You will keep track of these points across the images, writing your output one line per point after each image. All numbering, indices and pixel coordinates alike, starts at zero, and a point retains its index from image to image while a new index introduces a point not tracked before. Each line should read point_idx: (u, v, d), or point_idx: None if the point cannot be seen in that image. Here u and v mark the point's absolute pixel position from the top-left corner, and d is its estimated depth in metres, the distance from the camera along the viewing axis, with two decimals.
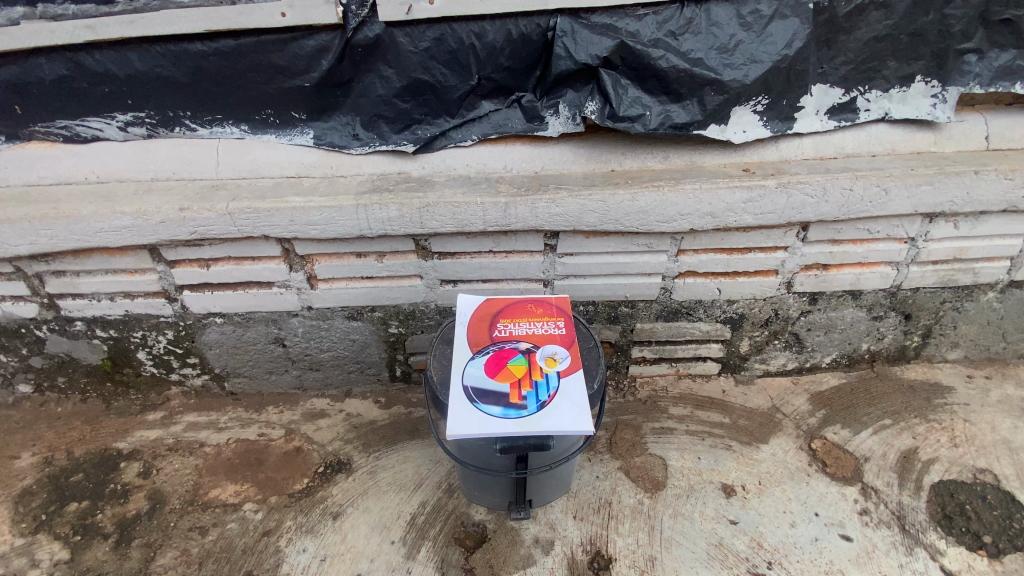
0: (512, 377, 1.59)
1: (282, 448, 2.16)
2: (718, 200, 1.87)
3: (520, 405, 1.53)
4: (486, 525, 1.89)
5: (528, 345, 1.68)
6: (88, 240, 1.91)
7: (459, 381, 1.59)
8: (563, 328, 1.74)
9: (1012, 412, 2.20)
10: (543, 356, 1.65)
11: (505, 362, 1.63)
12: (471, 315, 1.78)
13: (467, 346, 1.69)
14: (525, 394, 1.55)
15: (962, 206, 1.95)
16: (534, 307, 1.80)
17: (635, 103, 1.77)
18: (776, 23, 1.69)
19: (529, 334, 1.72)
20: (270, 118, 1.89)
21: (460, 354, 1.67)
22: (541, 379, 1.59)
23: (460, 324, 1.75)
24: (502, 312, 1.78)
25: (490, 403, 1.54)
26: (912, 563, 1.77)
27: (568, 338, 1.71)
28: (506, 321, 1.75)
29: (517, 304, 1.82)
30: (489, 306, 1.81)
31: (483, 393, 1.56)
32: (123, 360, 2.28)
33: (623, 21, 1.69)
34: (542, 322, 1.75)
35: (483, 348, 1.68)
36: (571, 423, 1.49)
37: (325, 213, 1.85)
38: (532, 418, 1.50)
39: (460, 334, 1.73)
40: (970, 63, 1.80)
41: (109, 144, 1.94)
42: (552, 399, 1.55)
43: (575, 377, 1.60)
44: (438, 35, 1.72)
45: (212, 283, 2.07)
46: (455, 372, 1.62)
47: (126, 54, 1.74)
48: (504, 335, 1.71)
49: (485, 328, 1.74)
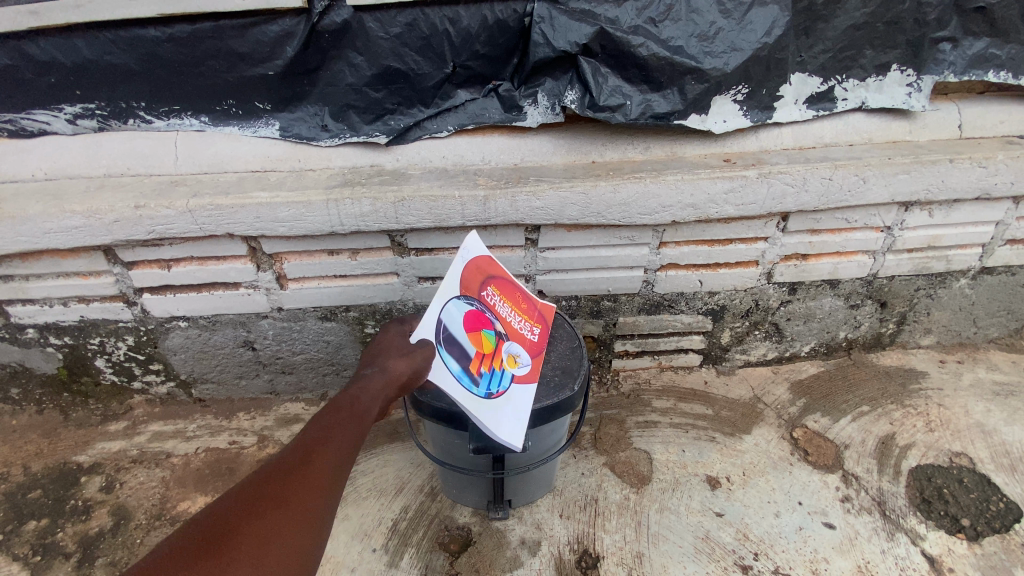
0: (477, 347, 1.53)
1: (255, 456, 2.06)
2: (700, 191, 1.84)
3: (472, 380, 1.50)
4: (471, 528, 1.84)
5: (503, 331, 1.57)
6: (35, 241, 1.78)
7: (434, 313, 1.51)
8: (537, 336, 1.62)
9: (984, 396, 2.25)
10: (510, 351, 1.56)
11: (480, 329, 1.55)
12: (476, 253, 1.54)
13: (456, 281, 1.53)
14: (480, 372, 1.51)
15: (937, 194, 1.97)
16: (525, 295, 1.64)
17: (615, 93, 1.73)
18: (755, 11, 1.66)
19: (507, 321, 1.58)
20: (232, 109, 1.78)
21: (449, 282, 1.53)
22: (497, 371, 1.53)
23: (464, 252, 1.54)
24: (498, 276, 1.59)
25: (450, 359, 1.50)
26: (894, 549, 1.79)
27: (536, 350, 1.59)
28: (497, 289, 1.58)
29: (516, 280, 1.63)
30: (493, 260, 1.60)
31: (451, 342, 1.51)
32: (80, 368, 2.15)
33: (602, 7, 1.63)
34: (523, 318, 1.61)
35: (467, 297, 1.55)
36: (504, 431, 1.46)
37: (293, 209, 1.76)
38: (473, 399, 1.47)
39: (457, 261, 1.53)
40: (944, 51, 1.81)
41: (57, 138, 1.81)
42: (499, 395, 1.51)
43: (528, 389, 1.54)
44: (409, 20, 1.63)
45: (174, 285, 1.96)
46: (438, 296, 1.52)
47: (72, 41, 1.61)
48: (490, 303, 1.56)
49: (477, 276, 1.55)
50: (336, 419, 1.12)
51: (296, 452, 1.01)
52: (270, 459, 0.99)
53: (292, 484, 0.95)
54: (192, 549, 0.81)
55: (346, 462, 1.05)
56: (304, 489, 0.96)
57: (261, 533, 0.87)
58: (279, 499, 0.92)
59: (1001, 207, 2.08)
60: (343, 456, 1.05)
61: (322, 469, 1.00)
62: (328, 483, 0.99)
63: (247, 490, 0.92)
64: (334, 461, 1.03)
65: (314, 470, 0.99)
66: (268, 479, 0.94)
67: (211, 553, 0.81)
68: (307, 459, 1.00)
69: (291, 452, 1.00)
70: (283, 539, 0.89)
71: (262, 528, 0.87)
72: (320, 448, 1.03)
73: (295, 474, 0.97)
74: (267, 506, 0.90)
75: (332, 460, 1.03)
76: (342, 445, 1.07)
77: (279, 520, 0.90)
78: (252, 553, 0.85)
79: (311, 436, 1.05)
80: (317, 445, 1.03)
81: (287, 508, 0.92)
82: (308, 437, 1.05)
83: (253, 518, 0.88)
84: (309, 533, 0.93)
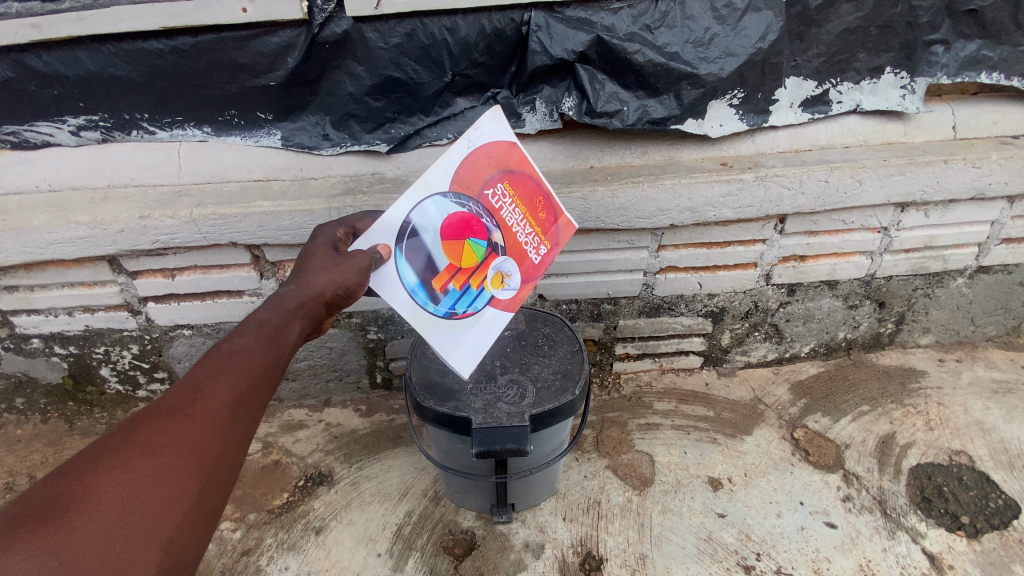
0: (456, 257, 1.35)
1: (259, 462, 2.07)
2: (697, 195, 1.87)
3: (432, 296, 1.34)
4: (475, 532, 1.85)
5: (498, 242, 1.37)
6: (41, 252, 1.80)
7: (408, 206, 1.32)
8: (543, 256, 1.40)
9: (983, 394, 2.26)
10: (497, 269, 1.38)
11: (463, 237, 1.35)
12: (479, 145, 1.33)
13: (446, 174, 1.33)
14: (448, 289, 1.35)
15: (933, 195, 1.99)
16: (541, 203, 1.38)
17: (612, 99, 1.75)
18: (750, 16, 1.68)
19: (507, 228, 1.38)
20: (234, 119, 1.80)
21: (431, 174, 1.32)
22: (474, 287, 1.37)
23: (463, 142, 1.32)
24: (508, 173, 1.36)
25: (409, 268, 1.33)
26: (895, 547, 1.80)
27: (533, 275, 1.40)
28: (505, 188, 1.36)
29: (534, 182, 1.37)
30: (506, 153, 1.35)
31: (414, 246, 1.33)
32: (85, 377, 2.17)
33: (598, 15, 1.66)
34: (532, 232, 1.39)
35: (458, 194, 1.34)
36: (457, 355, 1.35)
37: (296, 217, 1.79)
38: (428, 315, 1.34)
39: (452, 150, 1.32)
40: (937, 54, 1.83)
41: (61, 150, 1.83)
42: (465, 315, 1.37)
43: (503, 316, 1.39)
44: (408, 30, 1.65)
45: (178, 294, 1.98)
46: (413, 189, 1.32)
47: (76, 54, 1.63)
48: (490, 206, 1.36)
49: (479, 172, 1.34)
50: (235, 349, 1.03)
51: (183, 393, 0.94)
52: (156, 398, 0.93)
53: (172, 428, 0.90)
54: (55, 497, 0.79)
55: (244, 402, 0.98)
56: (188, 433, 0.90)
57: (136, 480, 0.84)
58: (158, 441, 0.87)
59: (996, 207, 2.10)
60: (240, 397, 0.98)
61: (210, 406, 0.94)
62: (218, 426, 0.93)
63: (121, 433, 0.87)
64: (226, 397, 0.96)
65: (202, 408, 0.93)
66: (146, 420, 0.89)
67: (76, 500, 0.80)
68: (193, 398, 0.94)
69: (176, 390, 0.94)
70: (159, 488, 0.85)
71: (136, 474, 0.84)
72: (208, 388, 0.95)
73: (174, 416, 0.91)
74: (145, 448, 0.86)
75: (224, 397, 0.96)
76: (239, 379, 0.99)
77: (158, 464, 0.86)
78: (127, 501, 0.82)
79: (202, 372, 0.97)
80: (204, 382, 0.96)
81: (168, 450, 0.87)
82: (198, 373, 0.97)
83: (125, 463, 0.84)
84: (203, 473, 0.90)
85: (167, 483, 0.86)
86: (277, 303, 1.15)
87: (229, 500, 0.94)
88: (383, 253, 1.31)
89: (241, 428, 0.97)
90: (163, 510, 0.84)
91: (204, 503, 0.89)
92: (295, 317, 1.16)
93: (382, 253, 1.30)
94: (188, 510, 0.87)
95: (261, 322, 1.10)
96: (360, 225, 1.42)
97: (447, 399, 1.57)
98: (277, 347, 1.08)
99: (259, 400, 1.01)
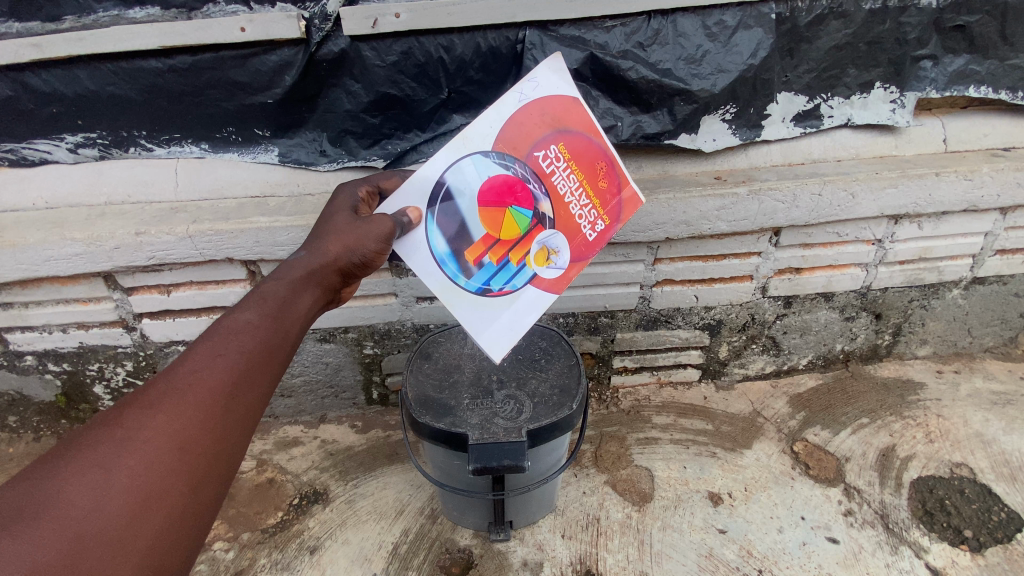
0: (498, 227, 1.28)
1: (254, 480, 2.04)
2: (692, 208, 1.88)
3: (464, 269, 1.28)
4: (472, 550, 1.82)
5: (547, 213, 1.29)
6: (36, 269, 1.80)
7: (448, 166, 1.25)
8: (598, 232, 1.32)
9: (982, 406, 2.25)
10: (541, 244, 1.30)
11: (504, 206, 1.28)
12: (532, 101, 1.25)
13: (494, 131, 1.25)
14: (483, 263, 1.28)
15: (926, 207, 2.01)
16: (600, 170, 1.29)
17: (607, 115, 1.77)
18: (740, 34, 1.71)
19: (560, 196, 1.29)
20: (232, 136, 1.81)
21: (476, 130, 1.25)
22: (513, 263, 1.30)
23: (514, 97, 1.24)
24: (565, 137, 1.27)
25: (438, 236, 1.27)
26: (898, 562, 1.77)
27: (585, 253, 1.32)
28: (559, 151, 1.28)
29: (594, 148, 1.28)
30: (564, 113, 1.27)
31: (448, 212, 1.27)
32: (78, 395, 2.15)
33: (591, 33, 1.68)
34: (588, 203, 1.31)
35: (506, 155, 1.26)
36: (489, 334, 1.29)
37: (293, 233, 1.80)
38: (457, 289, 1.28)
39: (503, 105, 1.24)
40: (926, 69, 1.86)
41: (58, 167, 1.84)
42: (500, 291, 1.29)
43: (542, 296, 1.31)
44: (405, 48, 1.67)
45: (174, 309, 1.98)
46: (453, 146, 1.25)
47: (76, 73, 1.64)
48: (540, 171, 1.28)
49: (532, 132, 1.26)
50: (234, 328, 0.97)
51: (172, 380, 0.89)
52: (146, 385, 0.89)
53: (157, 421, 0.84)
54: (30, 494, 0.76)
55: (243, 390, 0.93)
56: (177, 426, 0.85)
57: (118, 475, 0.79)
58: (144, 431, 0.83)
59: (988, 218, 2.12)
60: (235, 384, 0.92)
61: (202, 392, 0.89)
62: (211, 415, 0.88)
63: (106, 423, 0.83)
64: (220, 383, 0.91)
65: (193, 395, 0.88)
66: (132, 410, 0.85)
67: (49, 500, 0.75)
68: (182, 384, 0.88)
69: (164, 376, 0.89)
70: (145, 486, 0.80)
71: (116, 470, 0.79)
72: (200, 373, 0.90)
73: (162, 406, 0.85)
74: (127, 439, 0.81)
75: (219, 382, 0.91)
76: (236, 361, 0.94)
77: (142, 457, 0.81)
78: (106, 500, 0.77)
79: (196, 354, 0.92)
80: (196, 368, 0.90)
81: (154, 440, 0.82)
82: (192, 355, 0.92)
83: (105, 457, 0.80)
84: (195, 465, 0.85)
85: (152, 477, 0.81)
86: (284, 276, 1.11)
87: (226, 495, 0.89)
88: (412, 216, 1.24)
89: (238, 414, 0.91)
90: (146, 508, 0.79)
91: (196, 498, 0.84)
92: (302, 291, 1.11)
93: (411, 217, 1.24)
94: (177, 506, 0.82)
95: (265, 299, 1.05)
96: (385, 184, 1.39)
97: (444, 415, 1.56)
98: (281, 327, 1.03)
99: (260, 383, 0.96)
